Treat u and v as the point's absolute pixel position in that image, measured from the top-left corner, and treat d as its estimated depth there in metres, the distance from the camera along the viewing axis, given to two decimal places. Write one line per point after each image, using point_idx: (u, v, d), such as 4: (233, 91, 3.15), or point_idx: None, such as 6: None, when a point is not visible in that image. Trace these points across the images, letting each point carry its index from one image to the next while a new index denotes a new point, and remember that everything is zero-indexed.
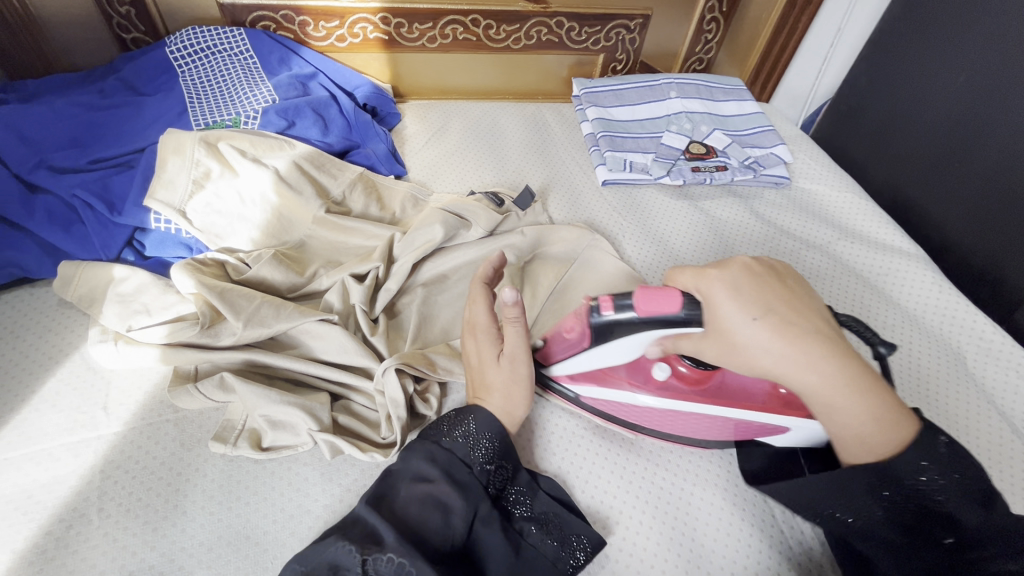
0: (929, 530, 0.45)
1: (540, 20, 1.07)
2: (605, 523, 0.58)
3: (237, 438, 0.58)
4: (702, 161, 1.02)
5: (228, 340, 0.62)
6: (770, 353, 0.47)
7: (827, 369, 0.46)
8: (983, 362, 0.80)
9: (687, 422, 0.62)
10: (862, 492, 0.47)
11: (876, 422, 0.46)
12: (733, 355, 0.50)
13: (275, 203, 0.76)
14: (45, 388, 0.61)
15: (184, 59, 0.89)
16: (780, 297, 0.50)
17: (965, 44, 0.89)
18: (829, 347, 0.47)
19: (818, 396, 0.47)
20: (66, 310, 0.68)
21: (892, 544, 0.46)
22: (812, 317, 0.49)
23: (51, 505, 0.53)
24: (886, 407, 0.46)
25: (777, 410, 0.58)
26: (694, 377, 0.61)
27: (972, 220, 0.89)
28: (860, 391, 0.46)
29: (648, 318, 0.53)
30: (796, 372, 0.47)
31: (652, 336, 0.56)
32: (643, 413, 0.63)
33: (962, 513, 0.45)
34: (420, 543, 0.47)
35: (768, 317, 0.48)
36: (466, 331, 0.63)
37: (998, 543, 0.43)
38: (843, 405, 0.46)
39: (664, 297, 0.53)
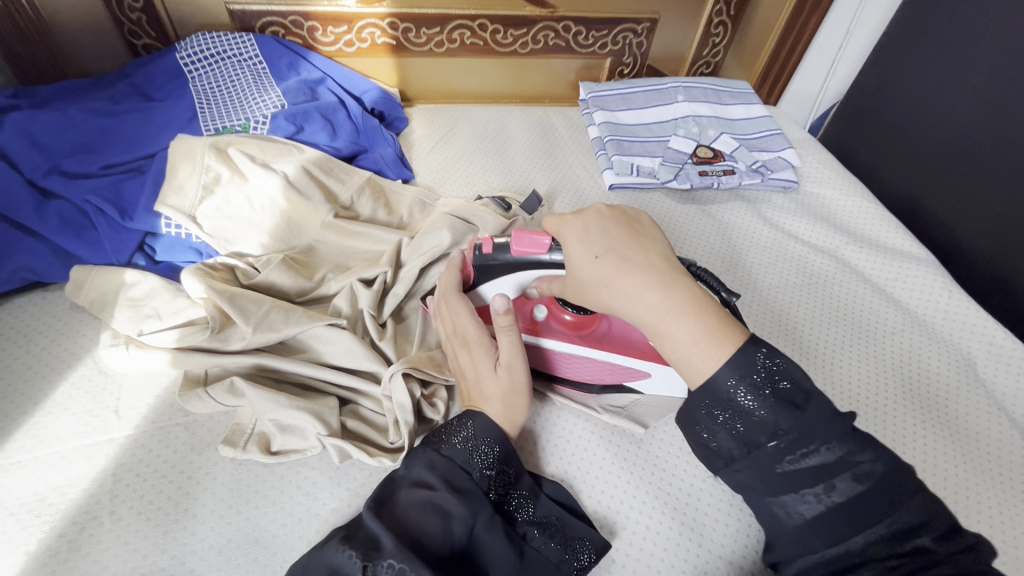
0: (757, 437, 0.45)
1: (547, 24, 1.07)
2: (611, 528, 0.58)
3: (247, 442, 0.58)
4: (709, 165, 1.02)
5: (238, 344, 0.63)
6: (610, 287, 0.49)
7: (664, 297, 0.47)
8: (994, 369, 0.79)
9: (571, 365, 0.67)
10: (698, 409, 0.47)
11: (694, 343, 0.46)
12: (596, 292, 0.51)
13: (284, 208, 0.76)
14: (58, 392, 0.62)
15: (195, 65, 0.90)
16: (627, 238, 0.51)
17: (978, 47, 0.88)
18: (655, 276, 0.48)
19: (649, 323, 0.48)
20: (79, 314, 0.69)
21: (731, 456, 0.47)
22: (655, 255, 0.50)
23: (64, 507, 0.54)
24: (709, 325, 0.46)
25: (643, 355, 0.64)
26: (577, 324, 0.68)
27: (983, 226, 0.89)
28: (689, 313, 0.47)
29: (521, 257, 0.60)
30: (621, 293, 0.49)
31: (529, 275, 0.63)
32: (553, 362, 0.68)
33: (771, 419, 0.45)
34: (420, 549, 0.47)
35: (611, 254, 0.50)
36: (452, 341, 0.63)
37: (814, 436, 0.44)
38: (681, 332, 0.47)
39: (536, 239, 0.59)
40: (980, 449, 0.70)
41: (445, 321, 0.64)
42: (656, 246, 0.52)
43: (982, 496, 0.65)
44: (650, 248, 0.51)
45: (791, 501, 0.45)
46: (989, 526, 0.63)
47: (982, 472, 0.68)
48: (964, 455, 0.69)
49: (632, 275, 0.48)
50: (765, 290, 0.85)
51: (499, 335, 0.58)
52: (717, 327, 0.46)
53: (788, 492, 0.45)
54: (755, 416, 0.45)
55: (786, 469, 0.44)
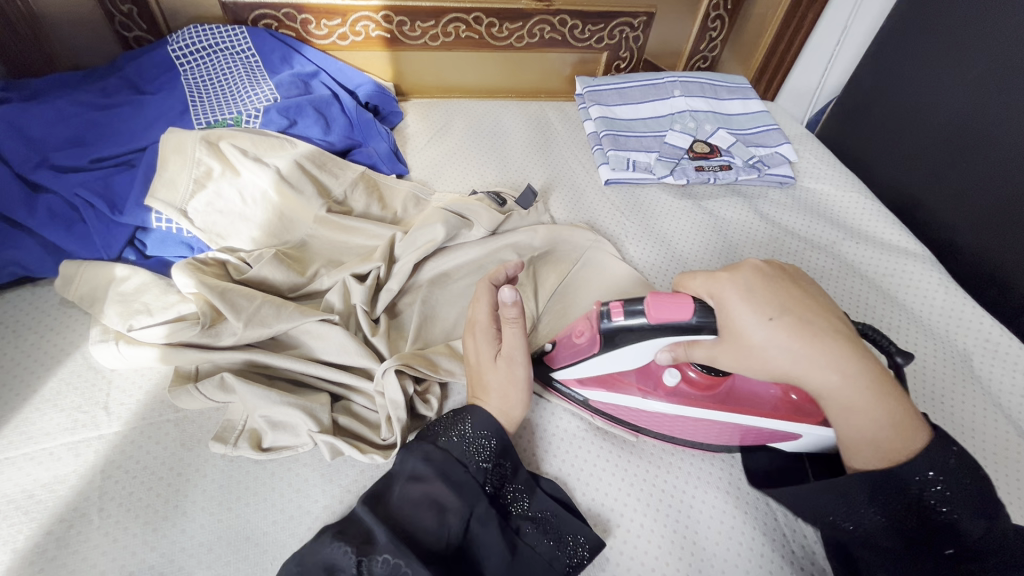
0: (930, 541, 0.47)
1: (543, 18, 1.06)
2: (603, 525, 0.58)
3: (237, 439, 0.58)
4: (706, 160, 1.01)
5: (229, 340, 0.62)
6: (786, 353, 0.48)
7: (856, 373, 0.47)
8: (989, 364, 0.79)
9: (701, 428, 0.62)
10: (862, 497, 0.49)
11: (890, 428, 0.47)
12: (756, 356, 0.50)
13: (276, 202, 0.76)
14: (47, 388, 0.61)
15: (186, 57, 0.89)
16: (797, 299, 0.51)
17: (971, 44, 0.88)
18: (843, 349, 0.48)
19: (841, 399, 0.48)
20: (68, 310, 0.68)
21: (889, 547, 0.48)
22: (830, 318, 0.50)
23: (53, 505, 0.53)
24: (909, 413, 0.48)
25: (786, 416, 0.58)
26: (705, 385, 0.60)
27: (978, 222, 0.89)
28: (881, 393, 0.47)
29: (660, 325, 0.53)
30: (809, 368, 0.48)
31: (665, 342, 0.55)
32: (675, 424, 0.62)
33: (968, 524, 0.46)
34: (416, 544, 0.47)
35: (788, 315, 0.49)
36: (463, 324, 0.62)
37: (995, 556, 0.46)
38: (861, 405, 0.48)
39: (677, 304, 0.52)
40: (972, 444, 0.70)
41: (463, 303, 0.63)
42: (821, 303, 0.52)
43: None
44: (823, 311, 0.51)
45: None
46: None
47: None
48: None
49: (826, 348, 0.48)
50: None
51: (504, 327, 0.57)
52: (906, 416, 0.48)
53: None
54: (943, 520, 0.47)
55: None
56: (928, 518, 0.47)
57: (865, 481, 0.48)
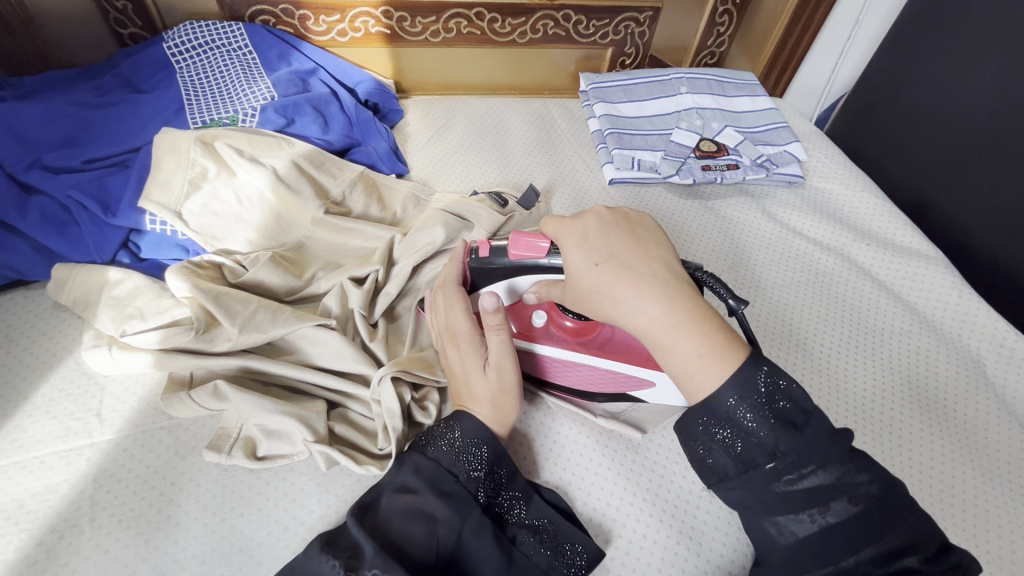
0: (755, 459, 0.43)
1: (546, 13, 1.03)
2: (606, 536, 0.56)
3: (232, 448, 0.57)
4: (713, 159, 0.98)
5: (223, 346, 0.61)
6: (613, 294, 0.47)
7: (668, 311, 0.45)
8: (1004, 370, 0.77)
9: (577, 375, 0.65)
10: (688, 426, 0.46)
11: (698, 358, 0.44)
12: (595, 300, 0.50)
13: (272, 203, 0.74)
14: (39, 394, 0.60)
15: (183, 54, 0.88)
16: (629, 246, 0.50)
17: (987, 39, 0.86)
18: (661, 287, 0.47)
19: (655, 334, 0.46)
20: (62, 314, 0.67)
21: (727, 475, 0.45)
22: (654, 262, 0.49)
23: (42, 514, 0.52)
24: (716, 341, 0.44)
25: (644, 362, 0.61)
26: (578, 331, 0.65)
27: (994, 225, 0.86)
28: (692, 325, 0.45)
29: (519, 262, 0.59)
30: (625, 305, 0.47)
31: (531, 280, 0.61)
32: (547, 366, 0.66)
33: (775, 438, 0.43)
34: (404, 557, 0.45)
35: (612, 261, 0.49)
36: (442, 336, 0.60)
37: (814, 461, 0.42)
38: (675, 343, 0.45)
39: (533, 243, 0.57)
40: (986, 455, 0.68)
41: (439, 314, 0.61)
42: (660, 253, 0.51)
43: (991, 506, 0.63)
44: (654, 256, 0.50)
45: (784, 522, 0.43)
46: (996, 540, 0.60)
47: (992, 480, 0.65)
48: (971, 463, 0.67)
49: (638, 285, 0.47)
50: (773, 292, 0.83)
51: (488, 335, 0.57)
52: (725, 344, 0.44)
53: (784, 514, 0.43)
54: (753, 434, 0.43)
55: (784, 490, 0.43)
56: (755, 443, 0.43)
57: (696, 410, 0.45)
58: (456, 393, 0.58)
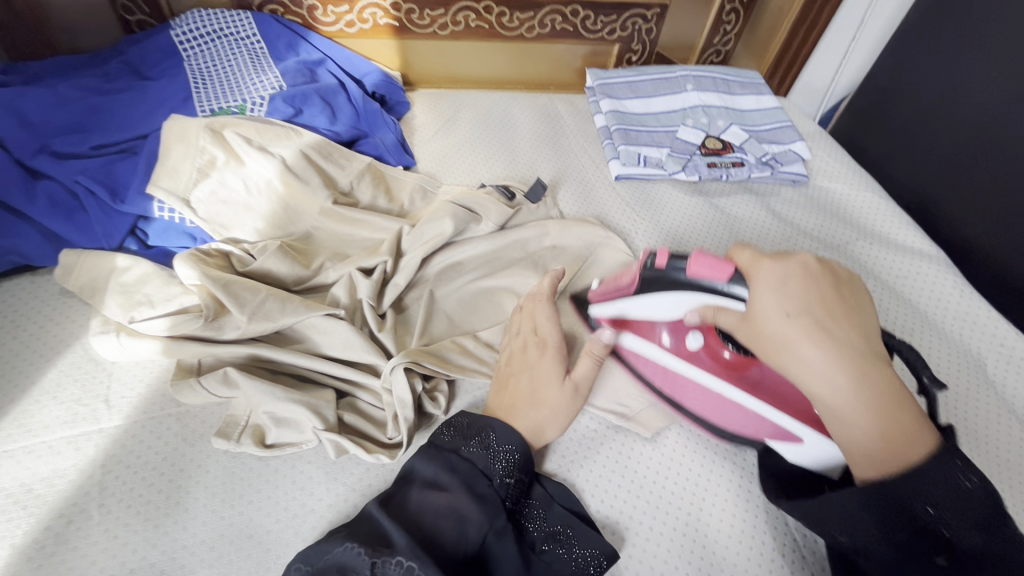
0: (913, 544, 0.44)
1: (554, 8, 1.04)
2: (615, 529, 0.57)
3: (240, 435, 0.57)
4: (718, 156, 0.99)
5: (232, 334, 0.61)
6: (788, 345, 0.46)
7: (858, 385, 0.44)
8: (1003, 370, 0.78)
9: (726, 406, 0.60)
10: (865, 511, 0.45)
11: (874, 438, 0.44)
12: (775, 349, 0.47)
13: (281, 193, 0.74)
14: (46, 379, 0.60)
15: (190, 42, 0.87)
16: (825, 303, 0.47)
17: (992, 43, 0.87)
18: (857, 360, 0.45)
19: (832, 403, 0.45)
20: (68, 300, 0.66)
21: (879, 551, 0.46)
22: (858, 333, 0.47)
23: (51, 499, 0.52)
24: (898, 426, 0.44)
25: (802, 418, 0.55)
26: (734, 363, 0.59)
27: (993, 227, 0.87)
28: (881, 410, 0.44)
29: (698, 282, 0.54)
30: (798, 357, 0.46)
31: (692, 303, 0.55)
32: (687, 388, 0.62)
33: (960, 536, 0.42)
34: (435, 551, 0.45)
35: (807, 317, 0.46)
36: (526, 342, 0.62)
37: (962, 538, 0.42)
38: (856, 420, 0.45)
39: (720, 264, 0.52)
40: (987, 453, 0.68)
41: (527, 319, 0.64)
42: (863, 323, 0.48)
43: None
44: (854, 322, 0.48)
45: None
46: None
47: (992, 476, 0.66)
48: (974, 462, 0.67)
49: (840, 356, 0.45)
50: None
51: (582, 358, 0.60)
52: (904, 432, 0.44)
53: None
54: (929, 516, 0.43)
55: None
56: (912, 519, 0.43)
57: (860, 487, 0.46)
58: (511, 405, 0.58)
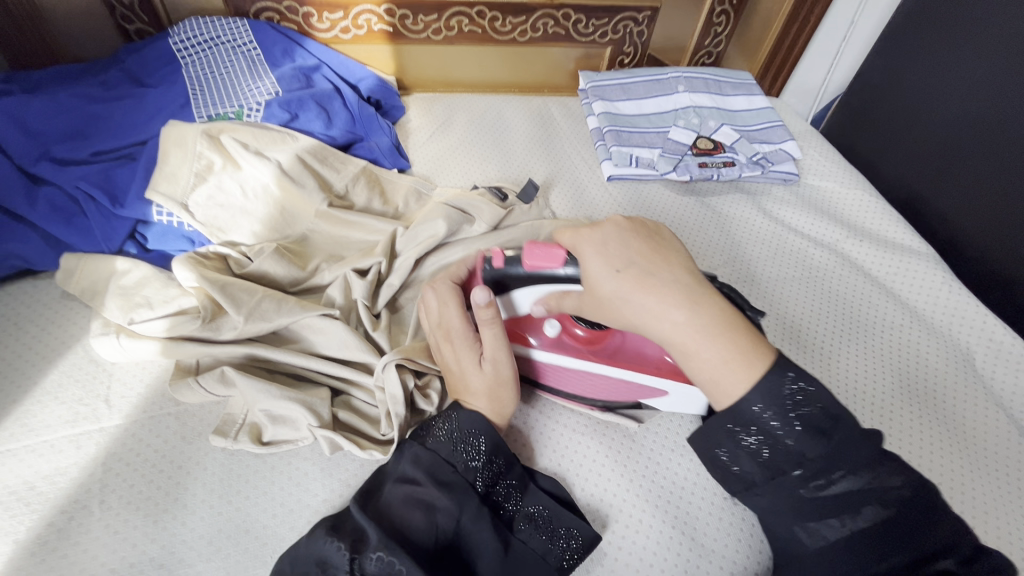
0: (782, 466, 0.47)
1: (546, 12, 1.05)
2: (601, 520, 0.58)
3: (238, 433, 0.58)
4: (709, 157, 1.00)
5: (230, 335, 0.62)
6: (702, 319, 0.48)
7: (692, 316, 0.48)
8: (993, 364, 0.78)
9: (596, 385, 0.65)
10: (724, 435, 0.49)
11: (725, 364, 0.47)
12: (615, 307, 0.51)
13: (277, 196, 0.75)
14: (48, 380, 0.61)
15: (188, 50, 0.89)
16: (650, 252, 0.51)
17: (979, 41, 0.88)
18: (684, 292, 0.49)
19: (679, 340, 0.48)
20: (70, 303, 0.68)
21: (754, 482, 0.48)
22: (675, 266, 0.51)
23: (53, 495, 0.53)
24: (742, 345, 0.47)
25: (662, 373, 0.62)
26: (590, 339, 0.65)
27: (983, 225, 0.88)
28: (716, 334, 0.47)
29: (535, 272, 0.57)
30: (628, 308, 0.49)
31: (540, 292, 0.60)
32: (554, 377, 0.66)
33: (807, 447, 0.46)
34: (405, 542, 0.47)
35: (633, 268, 0.50)
36: (436, 335, 0.60)
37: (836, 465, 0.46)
38: (699, 348, 0.48)
39: (549, 253, 0.56)
40: (976, 447, 0.69)
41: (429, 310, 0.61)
42: (679, 259, 0.52)
43: (977, 492, 0.65)
44: (673, 261, 0.51)
45: (813, 524, 0.47)
46: (985, 528, 0.62)
47: (979, 469, 0.67)
48: (963, 456, 0.68)
49: (660, 291, 0.48)
50: (772, 288, 0.84)
51: (481, 329, 0.57)
52: (750, 348, 0.47)
53: (817, 518, 0.46)
54: (784, 442, 0.46)
55: (812, 495, 0.47)
56: (784, 450, 0.46)
57: (726, 417, 0.48)
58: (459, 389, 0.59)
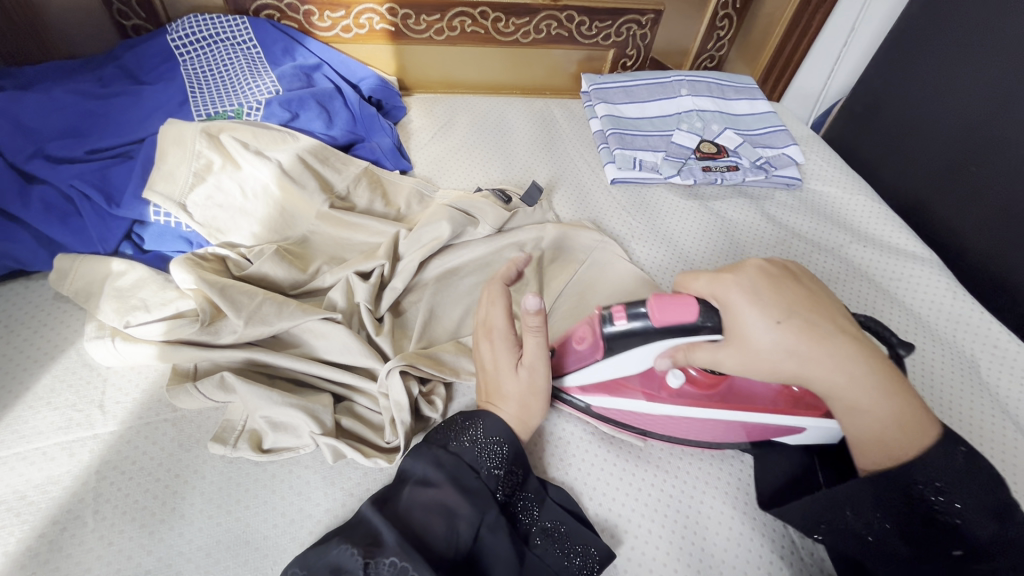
0: (936, 542, 0.46)
1: (550, 14, 1.04)
2: (613, 532, 0.57)
3: (237, 440, 0.56)
4: (713, 161, 1.00)
5: (228, 338, 0.60)
6: (802, 355, 0.47)
7: (866, 380, 0.47)
8: (996, 371, 0.78)
9: (718, 430, 0.59)
10: (868, 500, 0.48)
11: (895, 426, 0.47)
12: (771, 360, 0.48)
13: (278, 197, 0.74)
14: (41, 385, 0.59)
15: (185, 46, 0.87)
16: (803, 300, 0.49)
17: (983, 48, 0.88)
18: (851, 350, 0.47)
19: (846, 401, 0.48)
20: (62, 304, 0.66)
21: (892, 553, 0.48)
22: (833, 317, 0.49)
23: (45, 506, 0.52)
24: (906, 410, 0.47)
25: (788, 408, 0.57)
26: (705, 383, 0.57)
27: (986, 230, 0.88)
28: (888, 394, 0.47)
29: (665, 328, 0.51)
30: (860, 420, 0.48)
31: (666, 346, 0.53)
32: (669, 424, 0.60)
33: (968, 524, 0.45)
34: (426, 550, 0.45)
35: (795, 319, 0.48)
36: (478, 334, 0.59)
37: (1003, 554, 0.44)
38: (869, 406, 0.47)
39: (681, 304, 0.50)
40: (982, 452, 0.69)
41: (474, 308, 0.61)
42: (830, 306, 0.51)
43: None
44: (831, 310, 0.50)
45: None
46: None
47: None
48: None
49: (836, 353, 0.47)
50: None
51: (527, 336, 0.55)
52: (919, 417, 0.47)
53: None
54: (935, 514, 0.46)
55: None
56: (936, 521, 0.46)
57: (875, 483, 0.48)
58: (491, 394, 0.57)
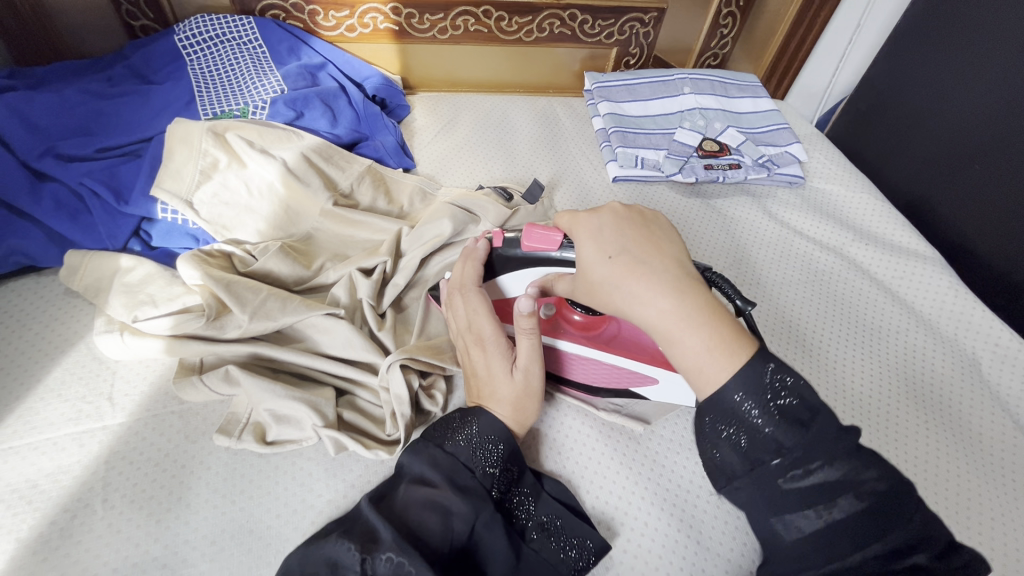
0: (760, 455, 0.43)
1: (553, 12, 1.05)
2: (609, 524, 0.58)
3: (242, 432, 0.58)
4: (715, 159, 1.00)
5: (233, 333, 0.62)
6: (636, 283, 0.46)
7: (678, 304, 0.44)
8: (998, 370, 0.78)
9: (593, 371, 0.66)
10: (704, 421, 0.45)
11: (709, 353, 0.43)
12: (607, 293, 0.49)
13: (282, 195, 0.75)
14: (51, 377, 0.61)
15: (192, 47, 0.89)
16: (646, 242, 0.49)
17: (985, 46, 0.88)
18: (671, 282, 0.46)
19: (664, 328, 0.45)
20: (73, 300, 0.68)
21: (734, 474, 0.45)
22: (666, 257, 0.48)
23: (54, 493, 0.53)
24: (722, 333, 0.44)
25: (652, 359, 0.64)
26: (585, 326, 0.68)
27: (989, 229, 0.88)
28: (695, 322, 0.44)
29: (533, 253, 0.59)
30: (681, 345, 0.44)
31: (536, 272, 0.61)
32: (555, 362, 0.67)
33: (783, 434, 0.43)
34: (420, 544, 0.46)
35: (625, 255, 0.48)
36: (466, 338, 0.60)
37: (817, 453, 0.42)
38: (681, 335, 0.44)
39: (547, 235, 0.57)
40: (982, 451, 0.68)
41: (458, 315, 0.61)
42: (674, 249, 0.50)
43: (985, 498, 0.64)
44: (670, 252, 0.49)
45: (791, 519, 0.43)
46: (989, 531, 0.61)
47: (989, 476, 0.66)
48: (971, 462, 0.67)
49: (651, 278, 0.46)
50: (778, 293, 0.84)
51: (520, 338, 0.56)
52: (731, 337, 0.44)
53: (795, 514, 0.42)
54: (761, 432, 0.43)
55: (788, 486, 0.42)
56: (762, 439, 0.43)
57: (705, 407, 0.45)
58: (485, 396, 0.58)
